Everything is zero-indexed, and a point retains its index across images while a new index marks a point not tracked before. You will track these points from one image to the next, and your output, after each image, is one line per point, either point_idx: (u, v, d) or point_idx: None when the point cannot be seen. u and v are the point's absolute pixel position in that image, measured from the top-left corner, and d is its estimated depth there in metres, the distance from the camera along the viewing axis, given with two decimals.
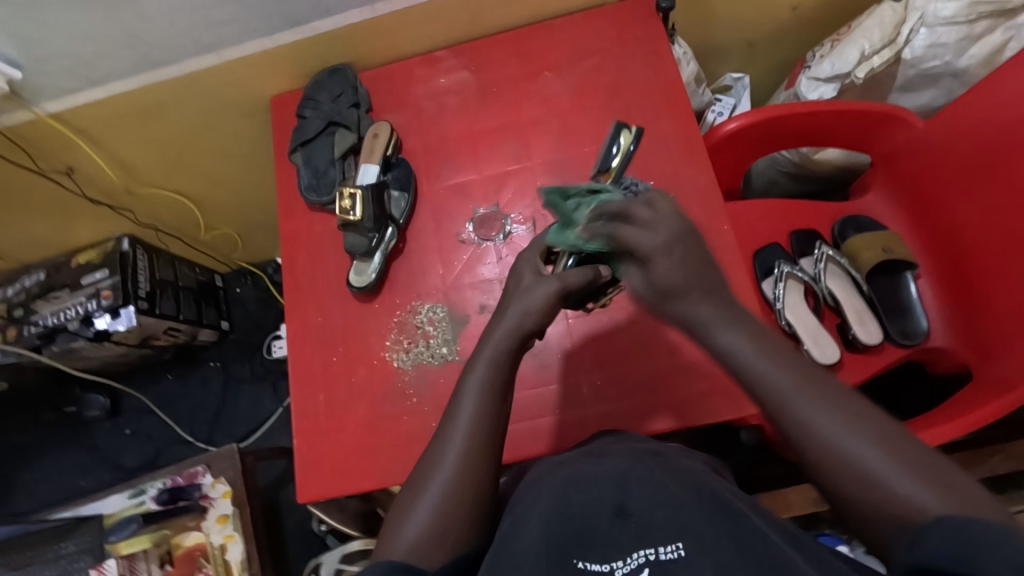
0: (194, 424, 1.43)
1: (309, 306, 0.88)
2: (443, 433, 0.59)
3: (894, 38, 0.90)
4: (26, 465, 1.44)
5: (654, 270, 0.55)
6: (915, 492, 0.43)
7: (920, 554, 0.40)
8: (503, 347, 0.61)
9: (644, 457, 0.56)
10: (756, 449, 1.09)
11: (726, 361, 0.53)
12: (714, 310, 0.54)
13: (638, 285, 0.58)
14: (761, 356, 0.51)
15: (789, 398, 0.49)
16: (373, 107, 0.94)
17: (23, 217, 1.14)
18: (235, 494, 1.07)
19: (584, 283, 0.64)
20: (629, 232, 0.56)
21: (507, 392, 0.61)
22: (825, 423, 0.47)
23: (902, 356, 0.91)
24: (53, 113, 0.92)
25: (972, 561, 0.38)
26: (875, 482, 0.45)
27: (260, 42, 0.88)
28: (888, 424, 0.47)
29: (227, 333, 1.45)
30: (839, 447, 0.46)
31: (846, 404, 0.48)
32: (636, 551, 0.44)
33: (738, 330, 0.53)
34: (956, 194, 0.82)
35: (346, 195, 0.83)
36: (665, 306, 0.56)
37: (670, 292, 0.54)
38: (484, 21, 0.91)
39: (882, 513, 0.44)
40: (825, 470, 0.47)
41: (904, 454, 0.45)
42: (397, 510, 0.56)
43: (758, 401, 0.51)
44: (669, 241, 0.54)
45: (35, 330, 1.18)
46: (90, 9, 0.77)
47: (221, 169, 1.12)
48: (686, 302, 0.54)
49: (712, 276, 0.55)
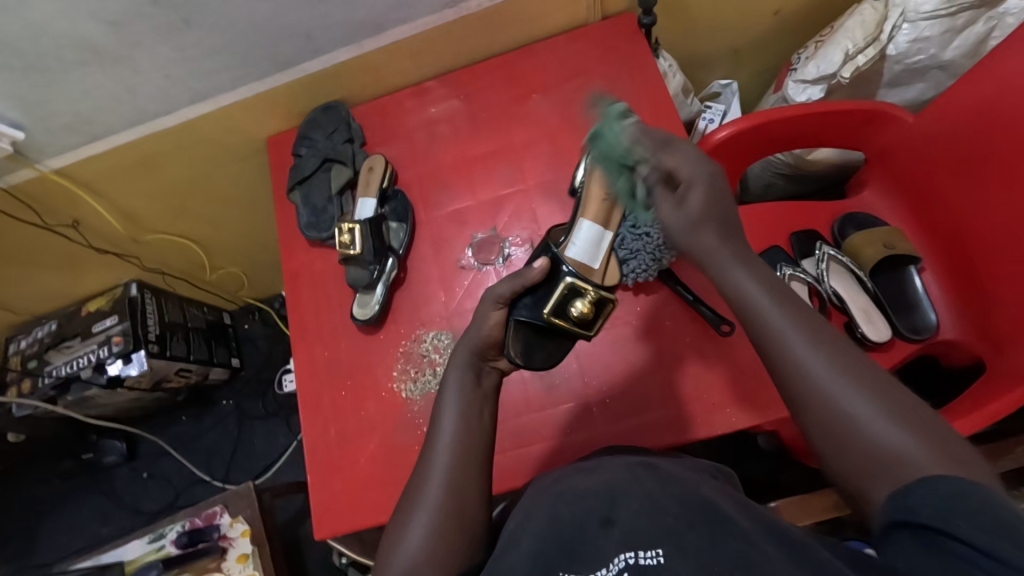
0: (211, 464, 1.43)
1: (316, 342, 0.89)
2: (424, 464, 0.61)
3: (877, 36, 0.90)
4: (47, 515, 1.45)
5: (688, 198, 0.60)
6: (897, 441, 0.44)
7: (904, 507, 0.41)
8: (461, 363, 0.67)
9: (636, 469, 0.54)
10: (772, 454, 1.07)
11: (732, 296, 0.56)
12: (732, 249, 0.57)
13: (668, 219, 0.61)
14: (767, 300, 0.53)
15: (787, 337, 0.50)
16: (367, 141, 0.96)
17: (34, 271, 1.17)
18: (254, 532, 1.07)
19: (513, 286, 0.70)
20: (677, 155, 0.64)
21: (481, 408, 0.63)
22: (817, 369, 0.48)
23: (913, 351, 0.89)
24: (57, 169, 0.94)
25: (952, 522, 0.37)
26: (865, 433, 0.45)
27: (253, 87, 0.90)
28: (885, 379, 0.47)
29: (238, 370, 1.46)
30: (830, 395, 0.47)
31: (848, 354, 0.49)
32: (616, 553, 0.44)
33: (748, 270, 0.55)
34: (951, 180, 0.82)
35: (345, 230, 0.85)
36: (691, 234, 0.59)
37: (692, 224, 0.59)
38: (469, 50, 0.93)
39: (868, 463, 0.44)
40: (819, 417, 0.47)
41: (896, 407, 0.45)
42: (391, 536, 0.58)
43: (756, 344, 0.53)
44: (711, 172, 0.61)
45: (49, 381, 1.20)
46: (88, 68, 0.80)
47: (222, 211, 1.14)
48: (710, 233, 0.58)
49: (730, 219, 0.59)
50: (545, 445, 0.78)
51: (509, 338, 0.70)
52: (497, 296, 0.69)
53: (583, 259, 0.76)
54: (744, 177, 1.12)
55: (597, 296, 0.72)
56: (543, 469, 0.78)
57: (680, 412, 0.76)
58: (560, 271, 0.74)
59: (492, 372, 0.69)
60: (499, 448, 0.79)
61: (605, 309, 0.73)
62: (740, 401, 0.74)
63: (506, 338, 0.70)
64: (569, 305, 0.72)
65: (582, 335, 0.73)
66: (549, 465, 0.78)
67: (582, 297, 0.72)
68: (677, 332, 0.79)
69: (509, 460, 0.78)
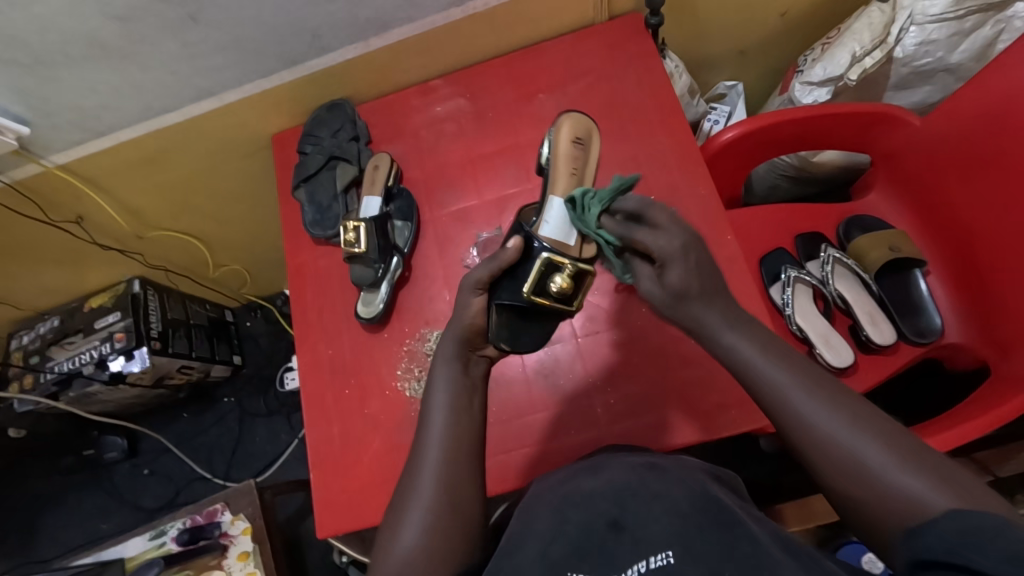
0: (212, 461, 1.43)
1: (319, 340, 0.89)
2: (416, 460, 0.61)
3: (884, 38, 0.90)
4: (47, 511, 1.44)
5: (667, 273, 0.60)
6: (913, 485, 0.43)
7: (919, 548, 0.40)
8: (448, 355, 0.67)
9: (641, 470, 0.54)
10: (775, 457, 1.07)
11: (730, 358, 0.57)
12: (721, 313, 0.59)
13: (650, 290, 0.63)
14: (762, 358, 0.54)
15: (789, 392, 0.51)
16: (373, 139, 0.96)
17: (37, 266, 1.17)
18: (255, 530, 1.07)
19: (489, 269, 0.68)
20: (648, 234, 0.62)
21: (469, 400, 0.64)
22: (823, 420, 0.49)
23: (918, 354, 0.89)
24: (62, 165, 0.94)
25: (965, 553, 0.37)
26: (879, 478, 0.45)
27: (258, 84, 0.90)
28: (889, 423, 0.48)
29: (240, 367, 1.46)
30: (839, 444, 0.47)
31: (846, 401, 0.50)
32: (629, 561, 0.44)
33: (740, 331, 0.57)
34: (958, 186, 0.82)
35: (351, 228, 0.84)
36: (676, 310, 0.61)
37: (674, 299, 0.60)
38: (475, 49, 0.93)
39: (890, 510, 0.44)
40: (830, 469, 0.48)
41: (904, 451, 0.45)
42: (386, 532, 0.58)
43: (761, 401, 0.54)
44: (686, 245, 0.60)
45: (51, 377, 1.20)
46: (95, 63, 0.79)
47: (226, 208, 1.14)
48: (697, 303, 0.59)
49: (715, 281, 0.60)
50: (549, 445, 0.78)
51: (490, 322, 0.70)
52: (475, 282, 0.68)
53: (558, 236, 0.72)
54: (749, 179, 1.12)
55: (575, 268, 0.69)
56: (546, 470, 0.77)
57: (684, 413, 0.75)
58: (535, 246, 0.71)
59: (479, 360, 0.69)
60: (503, 448, 0.78)
61: (585, 282, 0.70)
62: (745, 403, 0.74)
63: (489, 324, 0.70)
64: (549, 280, 0.69)
65: (566, 311, 0.71)
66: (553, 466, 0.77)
67: (560, 271, 0.69)
68: (683, 334, 0.79)
69: (512, 460, 0.78)
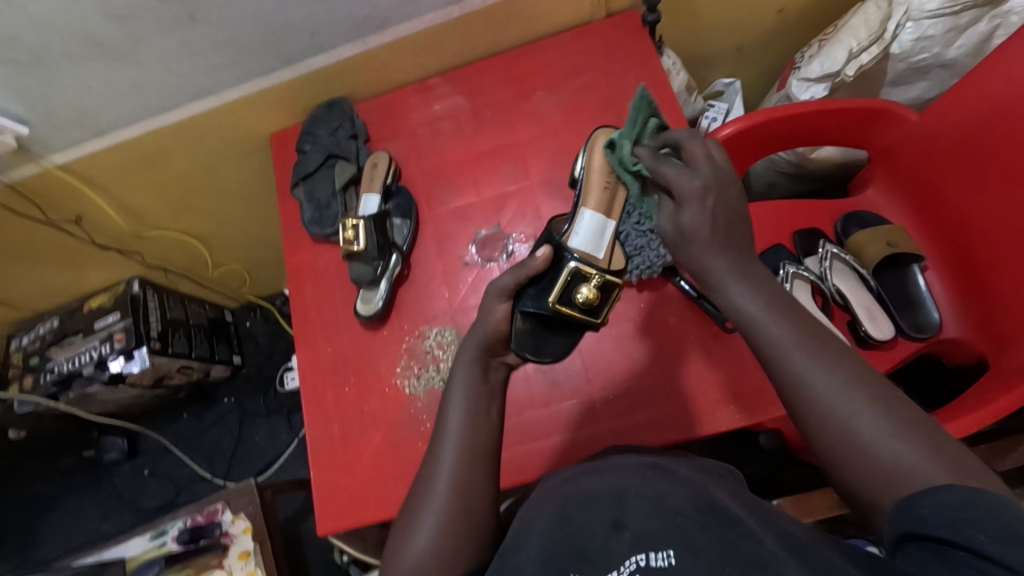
0: (213, 461, 1.43)
1: (319, 338, 0.89)
2: (431, 461, 0.61)
3: (881, 34, 0.91)
4: (47, 513, 1.44)
5: (681, 211, 0.59)
6: (901, 454, 0.44)
7: (910, 521, 0.41)
8: (467, 361, 0.67)
9: (645, 469, 0.54)
10: (775, 453, 1.08)
11: (735, 310, 0.56)
12: (731, 262, 0.57)
13: (665, 225, 0.62)
14: (767, 314, 0.54)
15: (791, 356, 0.51)
16: (371, 138, 0.96)
17: (36, 267, 1.17)
18: (255, 530, 1.07)
19: (519, 275, 0.70)
20: (672, 170, 0.62)
21: (488, 404, 0.64)
22: (822, 384, 0.48)
23: (916, 348, 0.89)
24: (61, 165, 0.94)
25: (963, 530, 0.38)
26: (872, 448, 0.45)
27: (257, 83, 0.90)
28: (886, 391, 0.47)
29: (239, 367, 1.46)
30: (836, 410, 0.47)
31: (846, 365, 0.49)
32: (627, 555, 0.45)
33: (749, 284, 0.56)
34: (955, 181, 0.82)
35: (349, 226, 0.85)
36: (681, 248, 0.60)
37: (681, 237, 0.60)
38: (473, 47, 0.93)
39: (882, 480, 0.44)
40: (827, 436, 0.47)
41: (902, 423, 0.45)
42: (398, 535, 0.58)
43: (761, 361, 0.53)
44: (707, 184, 0.58)
45: (51, 377, 1.20)
46: (93, 63, 0.80)
47: (224, 207, 1.14)
48: (702, 246, 0.58)
49: (736, 231, 0.58)
50: (549, 442, 0.78)
51: (515, 332, 0.70)
52: (502, 288, 0.70)
53: (587, 248, 0.74)
54: (747, 175, 1.12)
55: (603, 280, 0.71)
56: (545, 466, 0.78)
57: (682, 409, 0.76)
58: (564, 258, 0.72)
59: (500, 368, 0.70)
60: (503, 445, 0.79)
61: (612, 294, 0.72)
62: (743, 398, 0.75)
63: (512, 331, 0.70)
64: (575, 291, 0.71)
65: (589, 323, 0.72)
66: (552, 462, 0.78)
67: (588, 282, 0.71)
68: (681, 329, 0.79)
69: (513, 456, 0.78)
